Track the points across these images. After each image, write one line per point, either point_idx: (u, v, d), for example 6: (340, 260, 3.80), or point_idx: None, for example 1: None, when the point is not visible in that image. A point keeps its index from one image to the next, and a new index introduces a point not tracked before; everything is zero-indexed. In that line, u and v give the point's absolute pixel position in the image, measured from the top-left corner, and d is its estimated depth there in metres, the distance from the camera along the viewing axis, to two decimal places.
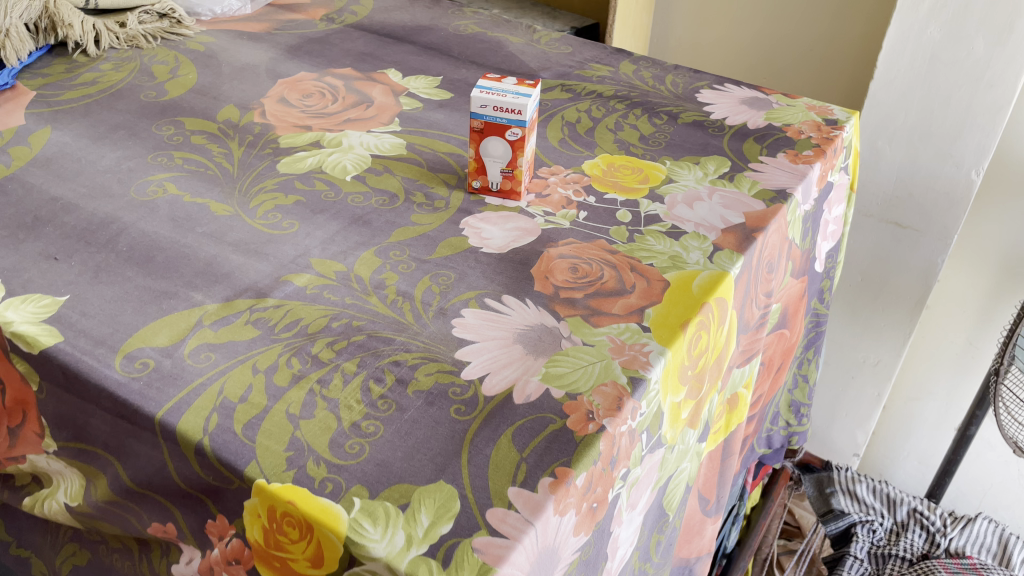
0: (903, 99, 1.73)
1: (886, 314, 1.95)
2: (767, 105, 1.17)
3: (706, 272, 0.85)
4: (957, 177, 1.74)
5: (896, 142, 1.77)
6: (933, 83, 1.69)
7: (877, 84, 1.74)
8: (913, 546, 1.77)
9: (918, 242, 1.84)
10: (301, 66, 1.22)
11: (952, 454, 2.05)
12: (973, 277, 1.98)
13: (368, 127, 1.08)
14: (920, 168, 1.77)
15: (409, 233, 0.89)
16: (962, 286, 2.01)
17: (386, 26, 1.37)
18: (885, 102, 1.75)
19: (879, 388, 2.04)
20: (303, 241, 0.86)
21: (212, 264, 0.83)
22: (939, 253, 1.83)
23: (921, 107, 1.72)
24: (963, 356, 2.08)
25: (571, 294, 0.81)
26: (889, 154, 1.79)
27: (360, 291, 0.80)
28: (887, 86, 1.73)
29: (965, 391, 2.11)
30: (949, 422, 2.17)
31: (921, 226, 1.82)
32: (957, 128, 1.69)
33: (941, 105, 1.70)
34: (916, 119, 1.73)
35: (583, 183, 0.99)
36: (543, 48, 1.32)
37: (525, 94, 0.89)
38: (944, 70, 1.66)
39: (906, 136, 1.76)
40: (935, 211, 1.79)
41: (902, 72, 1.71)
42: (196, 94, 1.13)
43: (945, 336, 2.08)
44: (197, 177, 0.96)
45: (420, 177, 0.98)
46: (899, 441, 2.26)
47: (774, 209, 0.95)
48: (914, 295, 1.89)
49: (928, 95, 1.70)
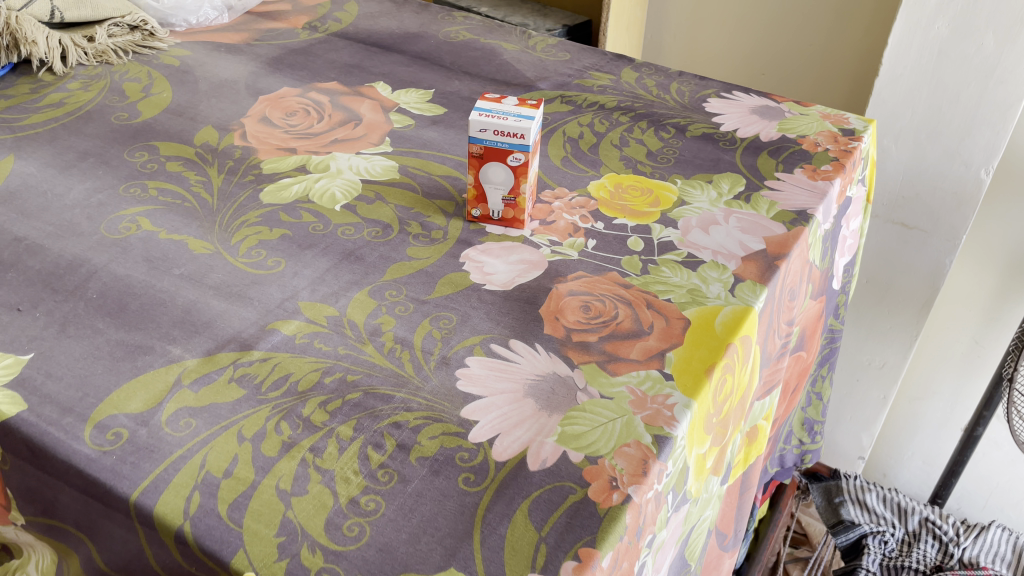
0: (910, 96, 1.67)
1: (891, 316, 1.88)
2: (780, 114, 1.11)
3: (728, 307, 0.78)
4: (966, 176, 1.67)
5: (903, 140, 1.71)
6: (940, 80, 1.62)
7: (882, 82, 1.68)
8: (926, 557, 1.73)
9: (924, 243, 1.77)
10: (283, 81, 1.15)
11: (959, 455, 1.99)
12: (979, 275, 1.92)
13: (357, 148, 1.01)
14: (927, 168, 1.70)
15: (405, 270, 0.82)
16: (968, 285, 1.95)
17: (373, 33, 1.30)
18: (890, 100, 1.69)
19: (885, 391, 1.97)
20: (290, 282, 0.80)
21: (191, 312, 0.76)
22: (946, 254, 1.76)
23: (928, 104, 1.65)
24: (969, 356, 2.02)
25: (584, 337, 0.74)
26: (895, 153, 1.72)
27: (354, 339, 0.74)
28: (893, 83, 1.67)
29: (971, 392, 2.06)
30: (954, 422, 2.11)
31: (929, 226, 1.75)
32: (965, 127, 1.63)
33: (949, 103, 1.63)
34: (923, 117, 1.67)
35: (590, 207, 0.92)
36: (539, 55, 1.25)
37: (528, 116, 0.82)
38: (952, 66, 1.60)
39: (912, 135, 1.69)
40: (942, 211, 1.73)
41: (908, 69, 1.64)
42: (171, 115, 1.06)
43: (950, 335, 2.02)
44: (173, 211, 0.88)
45: (415, 205, 0.91)
46: (902, 441, 2.21)
47: (795, 232, 0.89)
48: (920, 298, 1.83)
49: (935, 92, 1.64)
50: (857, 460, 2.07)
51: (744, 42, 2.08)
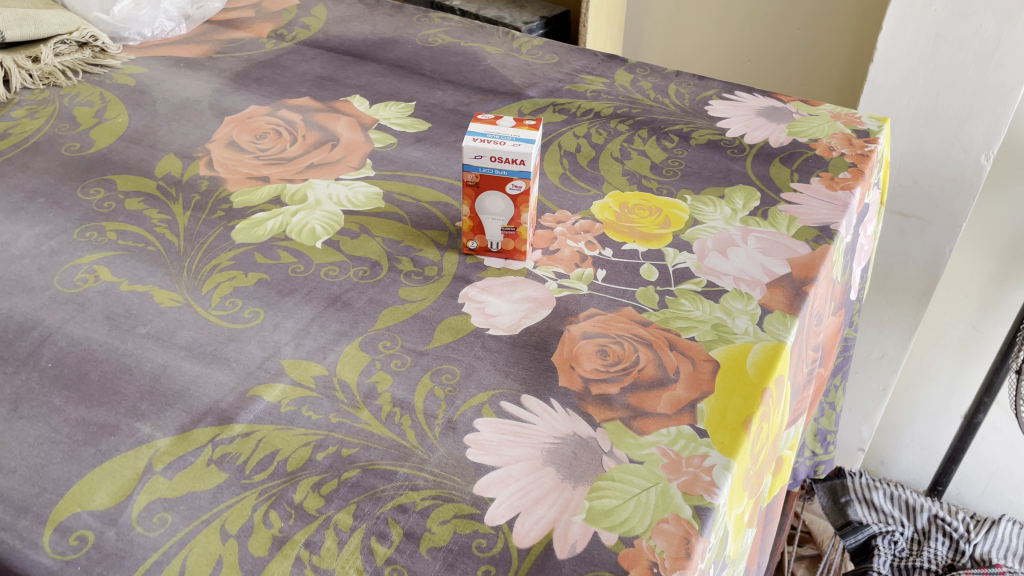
0: (906, 82, 1.53)
1: (889, 306, 1.73)
2: (788, 116, 1.04)
3: (759, 343, 0.71)
4: (966, 163, 1.53)
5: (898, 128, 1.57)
6: (938, 64, 1.48)
7: (877, 67, 1.53)
8: (937, 556, 1.68)
9: (924, 231, 1.62)
10: (250, 98, 1.05)
11: (959, 443, 1.91)
12: (975, 257, 1.84)
13: (336, 172, 0.92)
14: (925, 156, 1.56)
15: (399, 315, 0.74)
16: (964, 268, 1.86)
17: (345, 40, 1.20)
18: (885, 86, 1.55)
19: (884, 381, 1.83)
20: (271, 337, 0.71)
21: (161, 379, 0.67)
22: (946, 242, 1.61)
23: (926, 89, 1.51)
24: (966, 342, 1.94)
25: (605, 388, 0.66)
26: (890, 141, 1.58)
27: (347, 403, 0.65)
28: (887, 69, 1.53)
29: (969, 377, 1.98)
30: (952, 407, 2.03)
31: (927, 214, 1.60)
32: (966, 112, 1.49)
33: (948, 87, 1.49)
34: (921, 103, 1.53)
35: (596, 231, 0.85)
36: (525, 59, 1.17)
37: (528, 139, 0.74)
38: (951, 47, 1.46)
39: (910, 122, 1.55)
40: (941, 198, 1.58)
41: (905, 52, 1.50)
42: (128, 142, 0.96)
43: (947, 320, 1.93)
44: (134, 257, 0.80)
45: (404, 237, 0.83)
46: (899, 427, 2.12)
47: (820, 252, 0.82)
48: (919, 288, 1.68)
49: (933, 76, 1.50)
50: (857, 452, 1.92)
51: (730, 31, 2.01)
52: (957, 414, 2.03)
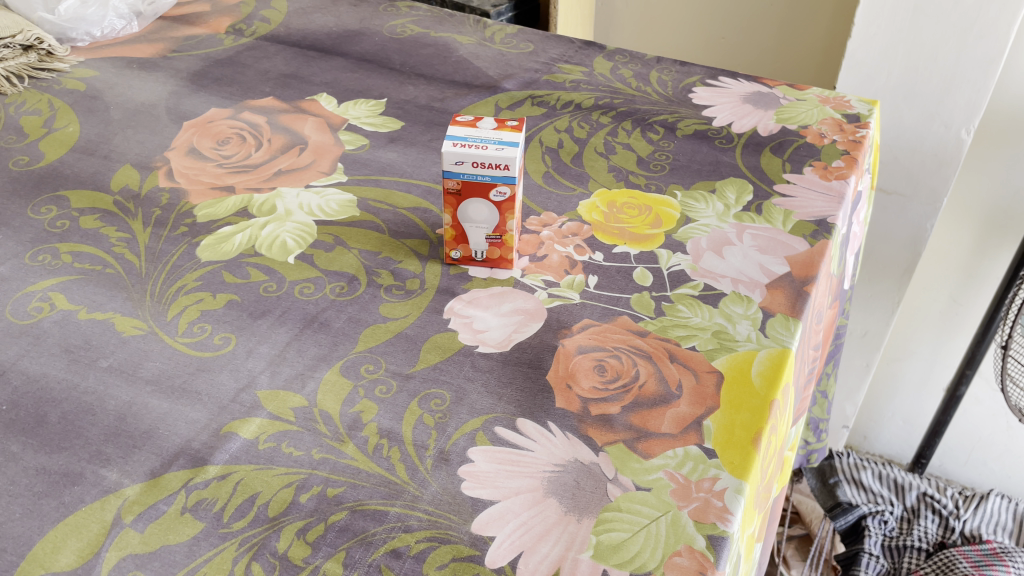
0: (884, 57, 1.42)
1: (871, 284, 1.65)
2: (775, 101, 1.00)
3: (763, 351, 0.67)
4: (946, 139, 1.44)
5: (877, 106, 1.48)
6: (917, 38, 1.38)
7: (854, 42, 1.43)
8: (927, 534, 1.67)
9: (904, 208, 1.53)
10: (210, 100, 0.99)
11: (942, 417, 1.88)
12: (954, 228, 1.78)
13: (305, 179, 0.87)
14: (905, 133, 1.46)
15: (381, 335, 0.69)
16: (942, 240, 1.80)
17: (308, 34, 1.14)
18: (864, 62, 1.44)
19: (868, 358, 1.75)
20: (245, 366, 0.66)
21: (126, 418, 0.62)
22: (928, 218, 1.53)
23: (905, 64, 1.41)
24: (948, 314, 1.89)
25: (605, 408, 0.62)
26: None
27: (330, 437, 0.61)
28: (865, 44, 1.42)
29: (951, 348, 1.93)
30: (934, 381, 1.99)
31: (908, 190, 1.51)
32: (945, 85, 1.40)
33: (928, 61, 1.39)
34: (900, 79, 1.43)
35: (584, 233, 0.80)
36: (499, 48, 1.12)
37: (512, 142, 0.70)
38: (931, 19, 1.35)
39: (889, 98, 1.45)
40: (922, 173, 1.49)
41: (883, 27, 1.39)
42: (81, 154, 0.90)
43: (927, 295, 1.88)
44: (92, 282, 0.74)
45: (383, 248, 0.78)
46: (881, 402, 2.09)
47: (819, 248, 0.78)
48: (900, 265, 1.60)
49: (913, 50, 1.39)
50: (842, 427, 1.87)
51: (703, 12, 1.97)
52: (939, 388, 2.00)
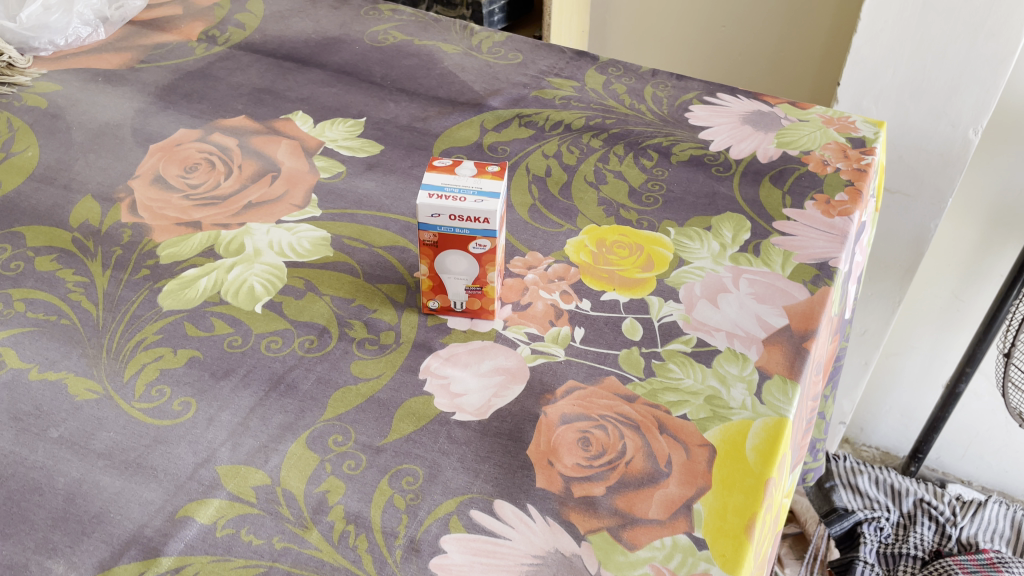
0: (891, 54, 1.30)
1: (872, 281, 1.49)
2: (776, 123, 0.95)
3: (758, 420, 0.63)
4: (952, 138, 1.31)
5: (884, 103, 1.34)
6: (925, 36, 1.25)
7: (858, 39, 1.30)
8: (923, 542, 1.64)
9: (905, 208, 1.37)
10: (178, 119, 0.94)
11: (938, 412, 1.80)
12: (956, 224, 1.69)
13: (277, 213, 0.82)
14: (909, 131, 1.33)
15: (352, 399, 0.65)
16: (945, 235, 1.71)
17: (285, 41, 1.08)
18: (870, 59, 1.31)
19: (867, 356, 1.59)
20: (204, 437, 0.62)
21: (76, 499, 0.58)
22: (934, 218, 1.37)
23: (912, 62, 1.29)
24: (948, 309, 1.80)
25: (589, 490, 0.58)
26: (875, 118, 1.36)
27: (294, 523, 0.57)
28: (871, 41, 1.29)
29: (950, 342, 1.85)
30: (933, 378, 1.91)
31: (911, 190, 1.35)
32: (953, 84, 1.27)
33: (936, 58, 1.26)
34: (907, 77, 1.30)
35: (571, 277, 0.76)
36: (486, 59, 1.06)
37: (492, 193, 0.65)
38: (941, 14, 1.22)
39: (893, 96, 1.32)
40: (926, 172, 1.33)
41: (891, 23, 1.26)
42: (39, 183, 0.85)
43: (929, 289, 1.79)
44: (45, 335, 0.69)
45: (356, 294, 0.74)
46: (878, 396, 2.01)
47: (819, 297, 0.73)
48: (901, 265, 1.43)
49: (921, 47, 1.27)
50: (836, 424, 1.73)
51: (700, 17, 1.92)
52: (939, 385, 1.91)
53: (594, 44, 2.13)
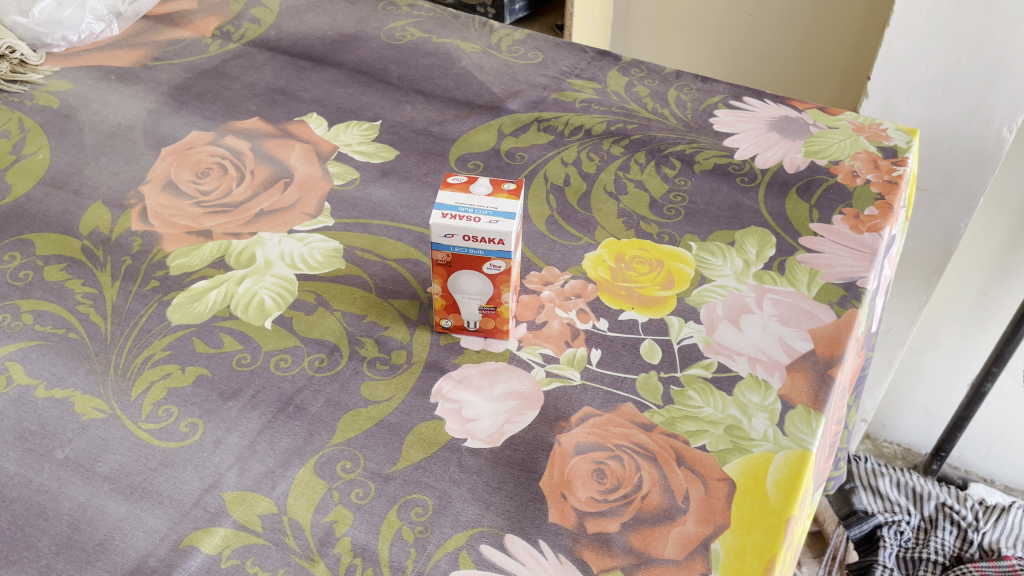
0: (925, 48, 1.16)
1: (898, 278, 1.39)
2: (804, 129, 0.92)
3: (780, 453, 0.61)
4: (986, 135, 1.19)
5: (916, 97, 1.21)
6: (961, 28, 1.12)
7: (890, 33, 1.16)
8: (944, 546, 1.57)
9: (935, 206, 1.26)
10: (191, 121, 0.92)
11: (963, 411, 1.73)
12: (989, 224, 1.57)
13: (288, 223, 0.80)
14: (941, 128, 1.20)
15: (361, 423, 0.63)
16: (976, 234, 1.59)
17: (301, 38, 1.06)
18: (902, 54, 1.18)
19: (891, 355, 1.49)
20: (211, 461, 0.61)
21: (80, 525, 0.57)
22: (964, 217, 1.25)
23: (948, 55, 1.15)
24: (976, 308, 1.70)
25: (603, 526, 0.57)
26: (906, 114, 1.23)
27: (299, 555, 0.55)
28: (905, 34, 1.15)
29: (977, 342, 1.75)
30: (959, 373, 1.82)
31: (942, 187, 1.25)
32: (992, 78, 1.14)
33: (971, 53, 1.13)
34: (941, 71, 1.17)
35: (589, 294, 0.74)
36: (505, 58, 1.04)
37: (508, 214, 0.63)
38: (979, 5, 1.09)
39: (925, 92, 1.19)
40: (958, 171, 1.22)
41: (925, 15, 1.13)
42: (50, 188, 0.84)
43: (957, 286, 1.68)
44: (53, 349, 0.68)
45: (368, 310, 0.72)
46: (901, 392, 1.92)
47: (846, 320, 0.71)
48: (930, 263, 1.33)
49: (957, 39, 1.13)
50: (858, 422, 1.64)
51: (724, 8, 1.85)
52: (965, 381, 1.82)
53: (616, 31, 2.05)
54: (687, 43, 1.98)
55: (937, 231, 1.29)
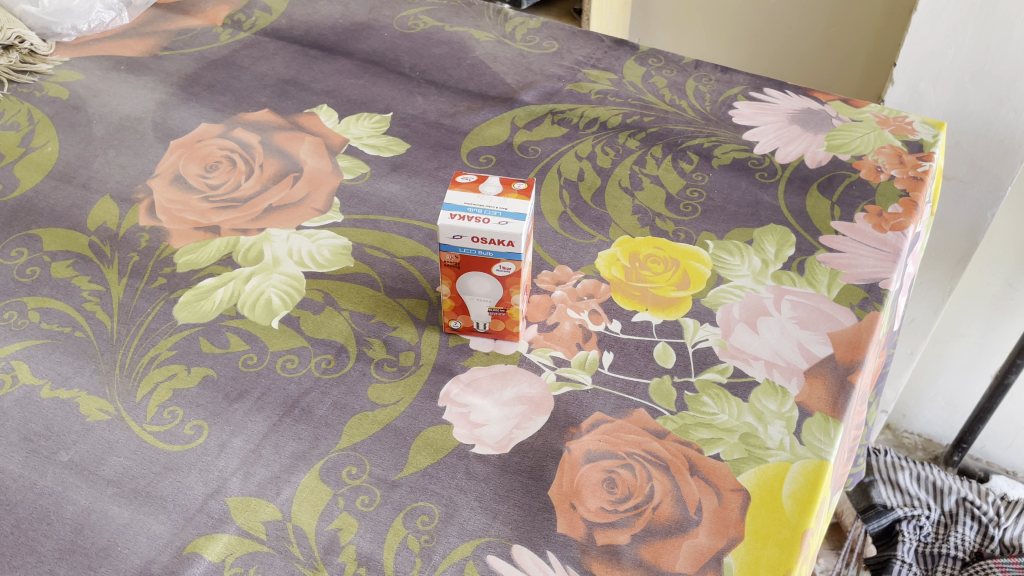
0: (954, 34, 1.12)
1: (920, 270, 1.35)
2: (826, 122, 0.89)
3: (797, 463, 0.59)
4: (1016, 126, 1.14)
5: (944, 85, 1.17)
6: (993, 14, 1.08)
7: (917, 18, 1.13)
8: (964, 542, 1.53)
9: (961, 196, 1.22)
10: (200, 112, 0.91)
11: (985, 402, 1.70)
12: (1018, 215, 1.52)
13: (297, 219, 0.79)
14: (968, 118, 1.17)
15: (368, 427, 0.62)
16: (1003, 224, 1.55)
17: (312, 27, 1.05)
18: (929, 39, 1.14)
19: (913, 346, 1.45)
20: (216, 465, 0.60)
21: (83, 530, 0.56)
22: (992, 207, 1.21)
23: (978, 42, 1.11)
24: (1000, 299, 1.66)
25: (612, 537, 0.55)
26: (933, 101, 1.19)
27: (303, 563, 0.55)
28: (933, 19, 1.12)
29: (1001, 334, 1.71)
30: (983, 365, 1.77)
31: (969, 176, 1.21)
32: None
33: (1002, 39, 1.09)
34: (970, 58, 1.13)
35: (601, 295, 0.72)
36: (520, 47, 1.02)
37: (517, 215, 0.61)
38: None
39: (953, 80, 1.15)
40: (985, 159, 1.18)
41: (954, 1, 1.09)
42: (58, 182, 0.83)
43: (981, 277, 1.64)
44: (59, 348, 0.68)
45: (376, 310, 0.71)
46: (922, 383, 1.89)
47: (866, 324, 0.69)
48: (954, 254, 1.29)
49: (987, 26, 1.09)
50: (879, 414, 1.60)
51: None
52: (989, 372, 1.78)
53: (636, 15, 2.02)
54: (707, 28, 1.94)
55: (962, 222, 1.25)
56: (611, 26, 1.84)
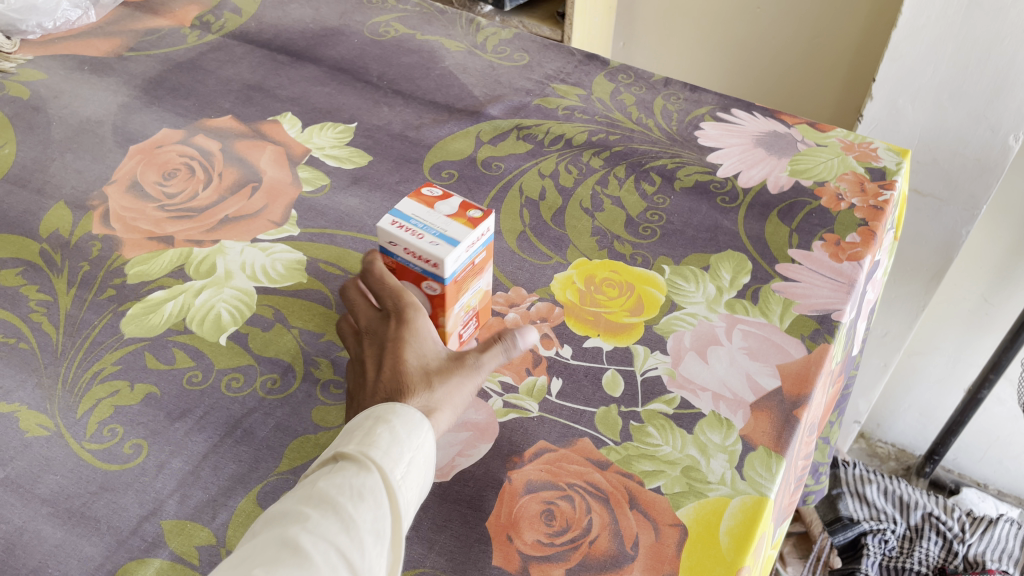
0: (934, 52, 1.12)
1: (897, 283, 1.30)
2: (790, 146, 0.90)
3: (736, 499, 0.59)
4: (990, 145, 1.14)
5: (923, 102, 1.16)
6: (972, 34, 1.07)
7: (897, 34, 1.13)
8: (928, 557, 1.49)
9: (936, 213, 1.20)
10: (162, 117, 0.90)
11: (959, 416, 1.70)
12: (994, 229, 1.52)
13: (252, 231, 0.78)
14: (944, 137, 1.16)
15: (309, 451, 0.62)
16: (979, 239, 1.55)
17: (282, 31, 1.04)
18: (909, 57, 1.14)
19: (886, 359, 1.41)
20: (153, 486, 0.59)
21: (14, 550, 0.56)
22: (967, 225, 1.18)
23: (956, 61, 1.11)
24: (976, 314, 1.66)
25: (546, 571, 0.55)
26: (911, 117, 1.18)
27: None
28: (914, 36, 1.12)
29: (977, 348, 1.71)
30: (957, 378, 1.77)
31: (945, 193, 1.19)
32: (999, 86, 1.09)
33: (979, 58, 1.09)
34: (948, 77, 1.13)
35: (554, 318, 0.72)
36: (490, 59, 1.01)
37: (451, 239, 0.60)
38: (988, 9, 1.04)
39: (930, 98, 1.15)
40: (962, 176, 1.16)
41: (934, 19, 1.09)
42: (12, 186, 0.82)
43: (958, 291, 1.64)
44: (2, 360, 0.67)
45: (326, 328, 0.70)
46: (898, 393, 1.89)
47: (817, 356, 0.68)
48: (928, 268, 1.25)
49: (965, 45, 1.09)
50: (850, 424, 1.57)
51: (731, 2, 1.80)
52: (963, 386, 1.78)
53: (622, 19, 1.99)
54: (693, 35, 1.93)
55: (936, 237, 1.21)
56: (594, 30, 1.82)
